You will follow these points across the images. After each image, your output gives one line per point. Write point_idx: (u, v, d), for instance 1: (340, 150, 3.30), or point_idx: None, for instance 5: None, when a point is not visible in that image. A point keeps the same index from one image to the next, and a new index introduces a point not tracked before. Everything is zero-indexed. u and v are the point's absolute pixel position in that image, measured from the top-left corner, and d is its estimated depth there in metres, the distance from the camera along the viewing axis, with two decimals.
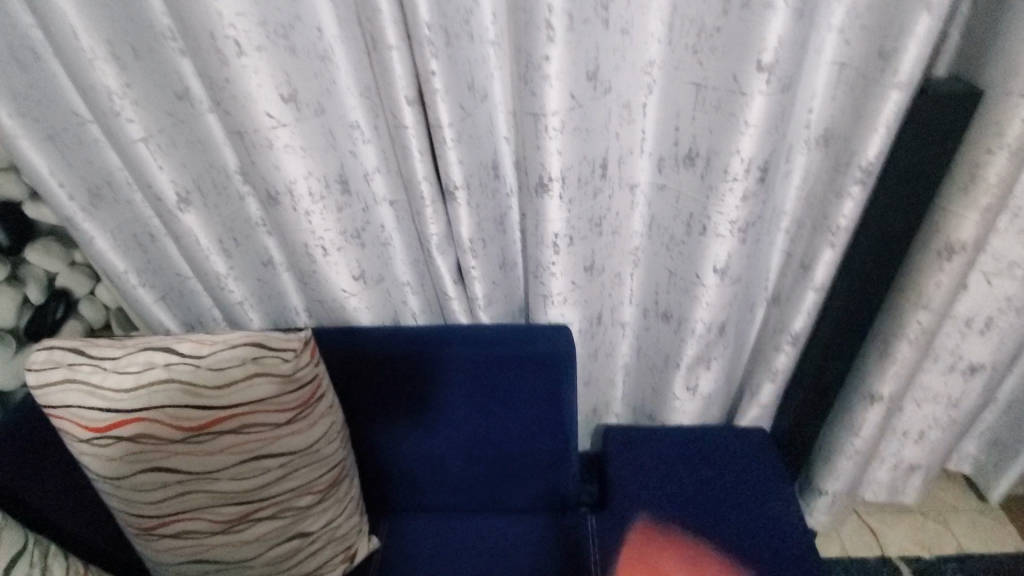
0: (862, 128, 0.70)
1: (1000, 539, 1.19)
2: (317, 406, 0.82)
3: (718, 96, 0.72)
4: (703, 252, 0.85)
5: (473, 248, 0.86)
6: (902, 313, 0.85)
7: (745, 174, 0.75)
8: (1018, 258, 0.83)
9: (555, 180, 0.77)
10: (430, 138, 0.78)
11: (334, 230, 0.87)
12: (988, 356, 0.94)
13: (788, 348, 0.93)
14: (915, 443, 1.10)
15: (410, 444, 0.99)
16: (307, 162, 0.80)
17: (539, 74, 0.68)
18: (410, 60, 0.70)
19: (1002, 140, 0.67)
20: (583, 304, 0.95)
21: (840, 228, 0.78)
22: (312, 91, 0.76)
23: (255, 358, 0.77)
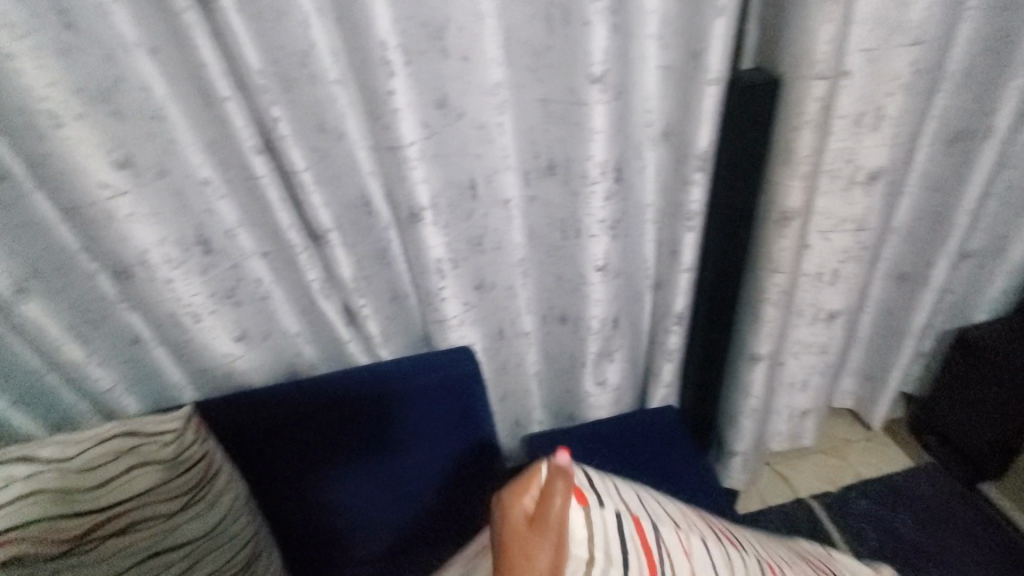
0: (692, 121, 0.78)
1: (889, 459, 1.34)
2: (215, 484, 0.75)
3: (563, 107, 0.76)
4: (582, 253, 0.90)
5: (357, 287, 0.87)
6: (761, 279, 0.93)
7: (603, 175, 0.81)
8: (843, 214, 0.95)
9: (427, 208, 0.78)
10: (289, 184, 0.75)
11: (202, 293, 0.83)
12: (841, 302, 1.07)
13: (676, 328, 1.01)
14: (802, 390, 1.22)
15: (330, 496, 0.94)
16: (158, 228, 0.76)
17: (386, 109, 0.68)
18: (250, 110, 0.68)
19: (805, 118, 0.75)
20: (481, 322, 0.98)
21: (694, 213, 0.86)
22: (150, 153, 0.71)
23: (134, 447, 0.71)
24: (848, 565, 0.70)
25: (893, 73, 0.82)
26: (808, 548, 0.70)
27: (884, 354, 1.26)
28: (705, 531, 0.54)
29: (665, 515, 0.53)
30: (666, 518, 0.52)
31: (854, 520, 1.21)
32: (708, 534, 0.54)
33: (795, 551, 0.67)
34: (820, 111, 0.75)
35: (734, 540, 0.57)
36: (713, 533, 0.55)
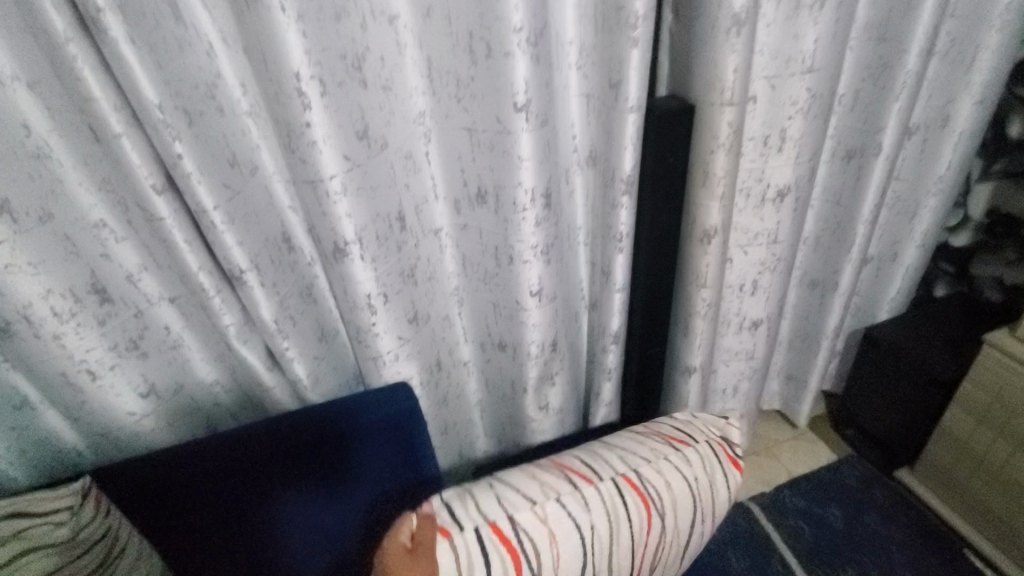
0: (614, 148, 0.80)
1: (816, 456, 1.42)
2: (122, 562, 0.67)
3: (489, 136, 0.76)
4: (516, 279, 0.89)
5: (281, 330, 0.80)
6: (689, 294, 0.97)
7: (532, 203, 0.81)
8: (758, 229, 1.01)
9: (352, 243, 0.75)
10: (198, 224, 0.70)
11: (101, 347, 0.75)
12: (762, 311, 1.13)
13: (613, 347, 1.01)
14: (734, 397, 1.26)
15: (258, 554, 0.86)
16: (43, 279, 0.67)
17: (303, 142, 0.65)
18: (149, 146, 0.63)
19: (719, 141, 0.79)
20: (416, 355, 0.94)
21: (623, 234, 0.88)
22: (30, 196, 0.63)
23: (21, 531, 0.61)
24: (707, 420, 0.83)
25: (792, 99, 0.88)
26: (669, 423, 0.83)
27: (803, 356, 1.34)
28: (553, 483, 0.71)
29: (508, 481, 0.73)
30: (520, 480, 0.73)
31: (789, 517, 1.28)
32: (554, 486, 0.71)
33: (649, 433, 0.81)
34: (731, 135, 0.79)
35: (581, 473, 0.73)
36: (557, 474, 0.73)
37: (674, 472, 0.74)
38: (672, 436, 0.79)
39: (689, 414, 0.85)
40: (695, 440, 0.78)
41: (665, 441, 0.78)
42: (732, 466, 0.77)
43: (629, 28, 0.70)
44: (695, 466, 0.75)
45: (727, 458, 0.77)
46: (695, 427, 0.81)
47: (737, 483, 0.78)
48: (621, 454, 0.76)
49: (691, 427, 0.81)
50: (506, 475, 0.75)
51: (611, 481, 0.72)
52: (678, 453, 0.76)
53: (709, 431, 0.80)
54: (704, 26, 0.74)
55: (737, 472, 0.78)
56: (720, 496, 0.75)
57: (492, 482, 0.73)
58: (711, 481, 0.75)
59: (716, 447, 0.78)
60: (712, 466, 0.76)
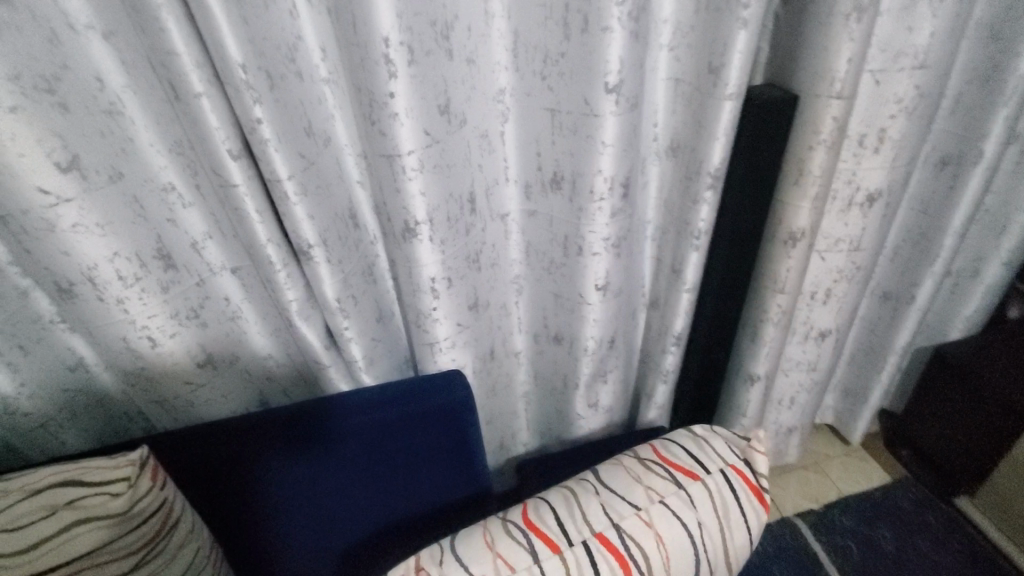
0: (704, 138, 0.74)
1: (869, 475, 1.36)
2: (173, 537, 0.65)
3: (573, 119, 0.71)
4: (583, 272, 0.83)
5: (342, 308, 0.77)
6: (764, 298, 0.92)
7: (610, 191, 0.75)
8: (841, 234, 0.94)
9: (423, 223, 0.71)
10: (269, 194, 0.66)
11: (162, 314, 0.72)
12: (832, 321, 1.06)
13: (674, 349, 0.96)
14: (789, 408, 1.21)
15: (294, 526, 0.85)
16: (110, 241, 0.65)
17: (385, 113, 0.61)
18: (228, 109, 0.59)
19: (819, 137, 0.74)
20: (472, 344, 0.90)
21: (701, 232, 0.81)
22: (100, 154, 0.61)
23: (72, 501, 0.60)
24: (727, 438, 0.80)
25: (897, 95, 0.81)
26: (679, 445, 0.79)
27: (865, 371, 1.28)
28: (507, 555, 0.67)
29: (461, 556, 0.68)
30: (473, 552, 0.68)
31: (838, 538, 1.22)
32: (509, 561, 0.66)
33: (650, 466, 0.76)
34: (835, 131, 0.73)
35: (547, 537, 0.68)
36: (518, 539, 0.69)
37: (671, 520, 0.70)
38: (679, 468, 0.75)
39: (702, 431, 0.81)
40: (706, 473, 0.74)
41: (669, 475, 0.74)
42: (749, 496, 0.74)
43: (740, 7, 0.63)
44: (700, 508, 0.71)
45: (744, 488, 0.74)
46: (708, 454, 0.77)
47: (757, 518, 0.74)
48: (607, 499, 0.72)
49: (702, 455, 0.77)
50: (458, 542, 0.70)
51: (582, 545, 0.67)
52: (680, 495, 0.72)
53: (723, 457, 0.76)
54: (820, 10, 0.68)
55: (757, 505, 0.74)
56: (735, 538, 0.72)
57: (442, 553, 0.69)
58: (721, 522, 0.72)
59: (732, 476, 0.75)
60: (724, 503, 0.73)
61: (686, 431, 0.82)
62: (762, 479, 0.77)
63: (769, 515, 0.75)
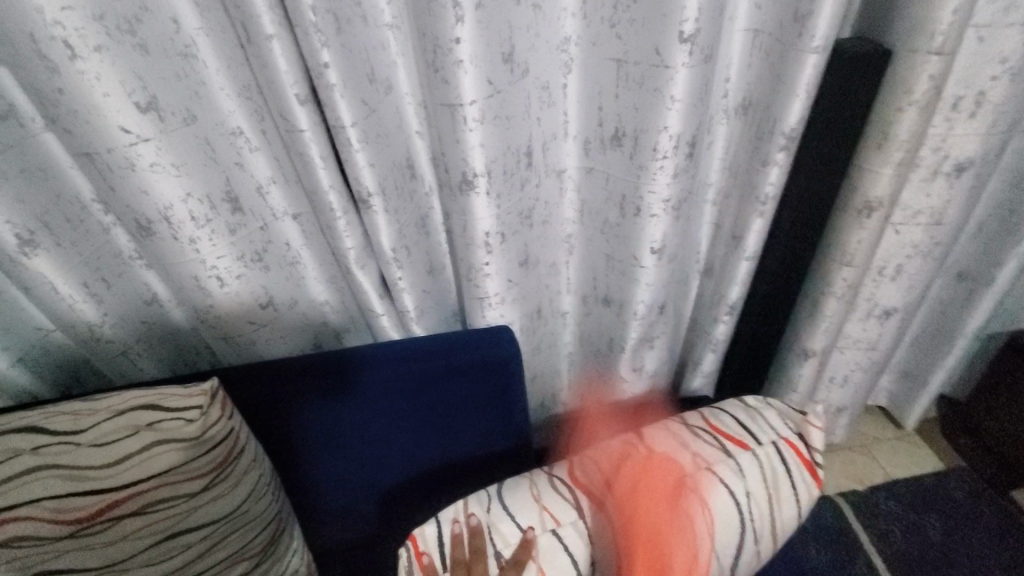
0: (782, 94, 0.69)
1: (920, 462, 1.31)
2: (240, 463, 0.69)
3: (641, 70, 0.68)
4: (638, 233, 0.81)
5: (397, 259, 0.79)
6: (828, 271, 0.87)
7: (674, 151, 0.72)
8: (920, 207, 0.88)
9: (480, 175, 0.70)
10: (332, 140, 0.67)
11: (229, 256, 0.76)
12: (899, 299, 1.00)
13: (727, 318, 0.93)
14: (841, 387, 1.17)
15: (344, 466, 0.90)
16: (184, 181, 0.68)
17: (449, 60, 0.59)
18: (296, 52, 0.59)
19: (911, 97, 0.68)
20: (520, 301, 0.91)
21: (767, 197, 0.77)
22: (176, 97, 0.63)
23: (152, 424, 0.65)
24: (781, 411, 0.78)
25: (1003, 54, 0.72)
26: (729, 413, 0.78)
27: (929, 354, 1.22)
28: (554, 511, 0.69)
29: (507, 505, 0.70)
30: (520, 503, 0.70)
31: (881, 520, 1.19)
32: (555, 516, 0.69)
33: (697, 433, 0.75)
34: (930, 92, 0.67)
35: (591, 495, 0.71)
36: (564, 494, 0.71)
37: (717, 487, 0.69)
38: (729, 438, 0.74)
39: (754, 402, 0.79)
40: (757, 443, 0.73)
41: (717, 443, 0.73)
42: (802, 471, 0.72)
43: None
44: (748, 479, 0.70)
45: (796, 461, 0.72)
46: (759, 424, 0.75)
47: (808, 493, 0.72)
48: (653, 463, 0.72)
49: (752, 425, 0.75)
50: (505, 493, 0.72)
51: (626, 506, 0.69)
52: (729, 463, 0.71)
53: (775, 429, 0.74)
54: None
55: (808, 479, 0.72)
56: (783, 510, 0.70)
57: (488, 498, 0.72)
58: (770, 495, 0.70)
59: (783, 448, 0.73)
60: (774, 476, 0.71)
61: (736, 400, 0.81)
62: (818, 455, 0.74)
63: (820, 490, 0.72)
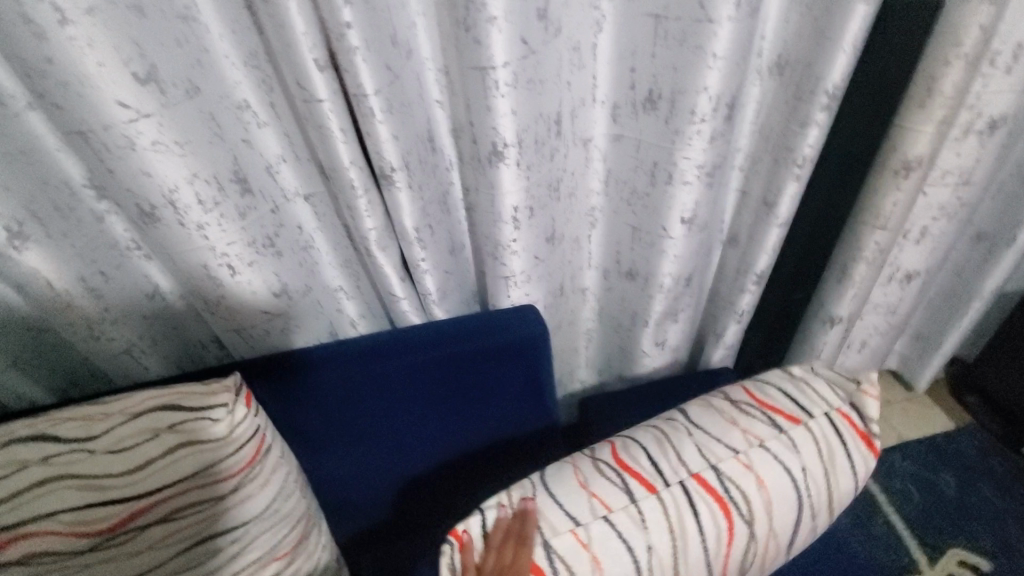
0: (825, 49, 0.65)
1: (930, 422, 1.32)
2: (268, 460, 0.65)
3: (681, 26, 0.63)
4: (669, 203, 0.78)
5: (420, 238, 0.74)
6: (860, 236, 0.85)
7: (713, 113, 0.68)
8: (952, 167, 0.85)
9: (511, 146, 0.66)
10: (351, 112, 0.62)
11: (240, 242, 0.70)
12: (921, 262, 0.99)
13: (754, 289, 0.91)
14: (858, 351, 1.17)
15: (368, 458, 0.87)
16: (189, 161, 0.61)
17: (482, 18, 0.54)
18: (313, 12, 0.53)
19: (960, 50, 0.64)
20: (544, 280, 0.87)
21: (805, 159, 0.75)
22: (176, 66, 0.56)
23: (173, 426, 0.60)
24: (830, 379, 0.75)
25: None
26: (776, 387, 0.75)
27: (942, 316, 1.22)
28: (605, 497, 0.65)
29: (555, 491, 0.67)
30: (566, 488, 0.67)
31: (897, 481, 1.21)
32: (606, 501, 0.65)
33: (746, 409, 0.72)
34: (980, 43, 0.64)
35: (641, 477, 0.66)
36: (612, 480, 0.66)
37: (773, 464, 0.67)
38: (779, 411, 0.71)
39: (800, 373, 0.76)
40: (809, 417, 0.71)
41: (770, 420, 0.70)
42: (857, 443, 0.70)
43: None
44: (804, 454, 0.68)
45: (851, 434, 0.70)
46: (811, 398, 0.72)
47: (864, 465, 0.71)
48: (702, 441, 0.69)
49: (804, 398, 0.73)
50: (551, 480, 0.68)
51: (678, 486, 0.65)
52: (782, 439, 0.69)
53: (827, 401, 0.72)
54: None
55: (863, 450, 0.71)
56: (839, 484, 0.69)
57: (532, 486, 0.68)
58: (826, 467, 0.69)
59: (837, 421, 0.71)
60: (829, 449, 0.69)
61: (779, 370, 0.78)
62: (873, 427, 0.72)
63: (876, 460, 0.71)
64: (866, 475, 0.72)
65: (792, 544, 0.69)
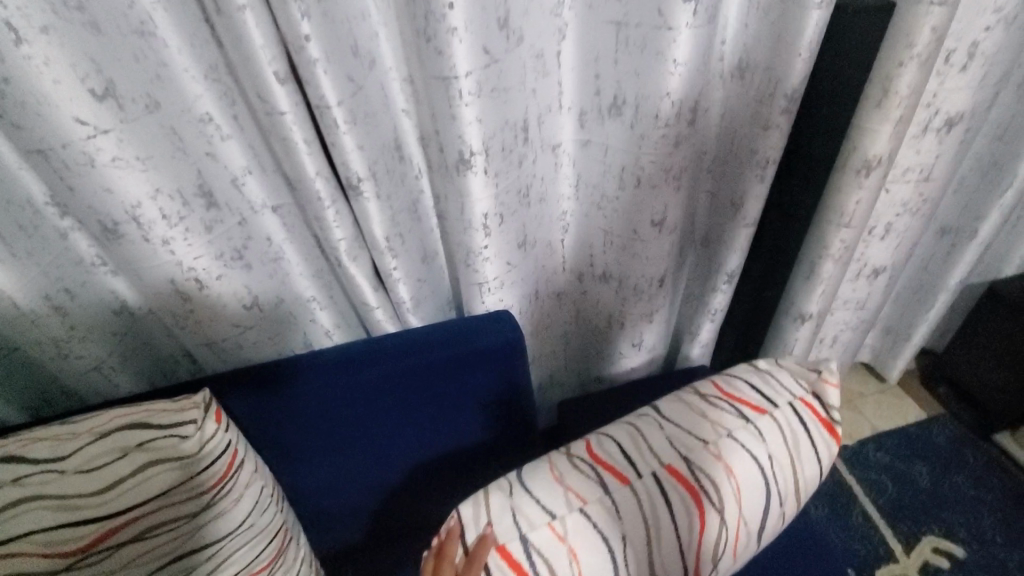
0: (783, 54, 0.67)
1: (903, 411, 1.35)
2: (242, 475, 0.64)
3: (642, 33, 0.64)
4: (639, 206, 0.79)
5: (391, 247, 0.75)
6: (826, 234, 0.86)
7: (676, 117, 0.70)
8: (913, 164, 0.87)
9: (478, 153, 0.66)
10: (315, 123, 0.62)
11: (207, 256, 0.70)
12: (887, 257, 1.02)
13: (726, 288, 0.93)
14: (831, 346, 1.19)
15: (346, 468, 0.86)
16: (152, 176, 0.62)
17: (442, 28, 0.55)
18: (271, 25, 0.53)
19: (912, 52, 0.66)
20: (519, 284, 0.89)
21: (768, 160, 0.76)
22: (134, 81, 0.56)
23: (145, 443, 0.60)
24: (794, 370, 0.77)
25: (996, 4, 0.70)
26: (742, 379, 0.76)
27: (911, 309, 1.24)
28: (579, 490, 0.65)
29: (531, 488, 0.67)
30: (542, 485, 0.67)
31: (873, 471, 1.23)
32: (581, 495, 0.65)
33: (714, 402, 0.73)
34: (930, 46, 0.65)
35: (614, 470, 0.67)
36: (586, 474, 0.67)
37: (741, 454, 0.68)
38: (746, 403, 0.72)
39: (765, 365, 0.78)
40: (775, 407, 0.72)
41: (737, 411, 0.72)
42: (821, 430, 0.72)
43: None
44: (770, 443, 0.69)
45: (814, 421, 0.72)
46: (776, 388, 0.74)
47: (828, 451, 0.72)
48: (672, 434, 0.70)
49: (769, 389, 0.74)
50: (527, 478, 0.68)
51: (651, 478, 0.66)
52: (749, 428, 0.70)
53: (790, 390, 0.74)
54: None
55: (827, 437, 0.72)
56: (805, 469, 0.70)
57: (508, 484, 0.68)
58: (793, 455, 0.70)
59: (800, 408, 0.72)
60: (795, 437, 0.70)
61: (746, 365, 0.79)
62: (835, 412, 0.73)
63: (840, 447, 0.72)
64: (831, 460, 0.73)
65: (766, 532, 0.70)
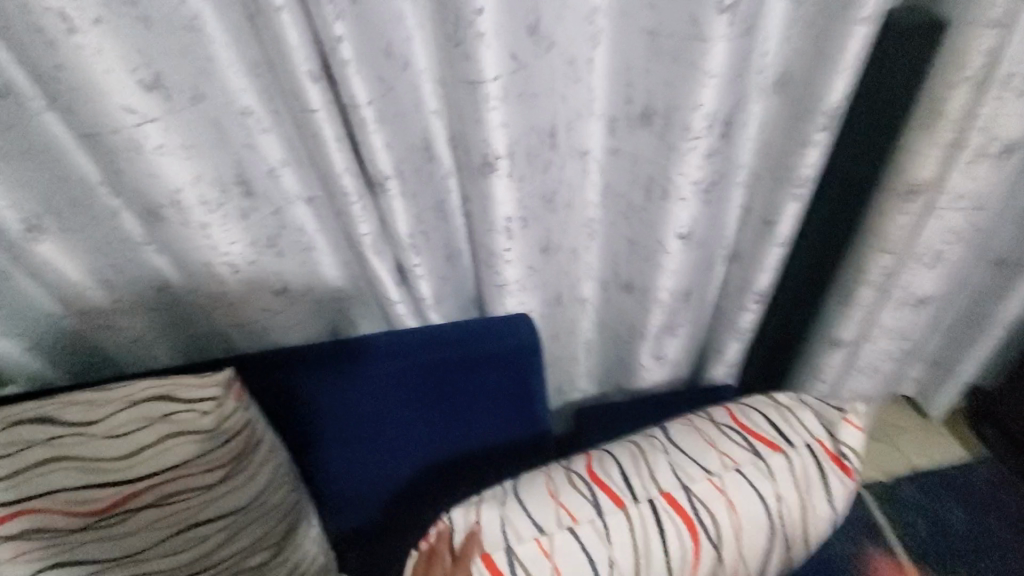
0: (824, 69, 0.64)
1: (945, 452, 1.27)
2: (255, 456, 0.67)
3: (675, 43, 0.63)
4: (666, 218, 0.77)
5: (414, 244, 0.76)
6: (864, 258, 0.83)
7: (708, 130, 0.68)
8: None
9: (502, 157, 0.67)
10: (346, 120, 0.64)
11: (241, 241, 0.74)
12: (934, 286, 0.96)
13: (754, 307, 0.90)
14: (868, 375, 1.13)
15: (358, 456, 0.89)
16: (195, 164, 0.66)
17: (469, 34, 0.56)
18: (307, 26, 0.55)
19: (965, 73, 0.63)
20: (540, 288, 0.89)
21: (804, 179, 0.73)
22: (182, 73, 0.59)
23: (168, 416, 0.63)
24: (816, 408, 0.74)
25: None
26: (759, 412, 0.73)
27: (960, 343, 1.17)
28: (572, 507, 0.65)
29: (524, 500, 0.67)
30: (536, 499, 0.66)
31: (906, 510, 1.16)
32: (573, 513, 0.65)
33: (723, 430, 0.71)
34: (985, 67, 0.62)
35: (610, 491, 0.66)
36: (583, 492, 0.66)
37: (744, 490, 0.66)
38: (760, 437, 0.70)
39: (786, 401, 0.74)
40: (789, 446, 0.69)
41: (749, 445, 0.69)
42: (835, 475, 0.69)
43: None
44: (779, 480, 0.67)
45: (829, 464, 0.69)
46: (792, 425, 0.71)
47: (842, 496, 0.69)
48: (677, 461, 0.69)
49: (785, 426, 0.71)
50: (522, 489, 0.69)
51: (648, 503, 0.65)
52: (758, 464, 0.68)
53: (808, 431, 0.71)
54: None
55: (841, 481, 0.69)
56: (816, 509, 0.68)
57: (504, 493, 0.68)
58: (803, 497, 0.67)
59: (817, 451, 0.69)
60: (806, 479, 0.68)
61: (764, 398, 0.76)
62: (853, 456, 0.70)
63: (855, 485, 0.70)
64: (844, 506, 0.70)
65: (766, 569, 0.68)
